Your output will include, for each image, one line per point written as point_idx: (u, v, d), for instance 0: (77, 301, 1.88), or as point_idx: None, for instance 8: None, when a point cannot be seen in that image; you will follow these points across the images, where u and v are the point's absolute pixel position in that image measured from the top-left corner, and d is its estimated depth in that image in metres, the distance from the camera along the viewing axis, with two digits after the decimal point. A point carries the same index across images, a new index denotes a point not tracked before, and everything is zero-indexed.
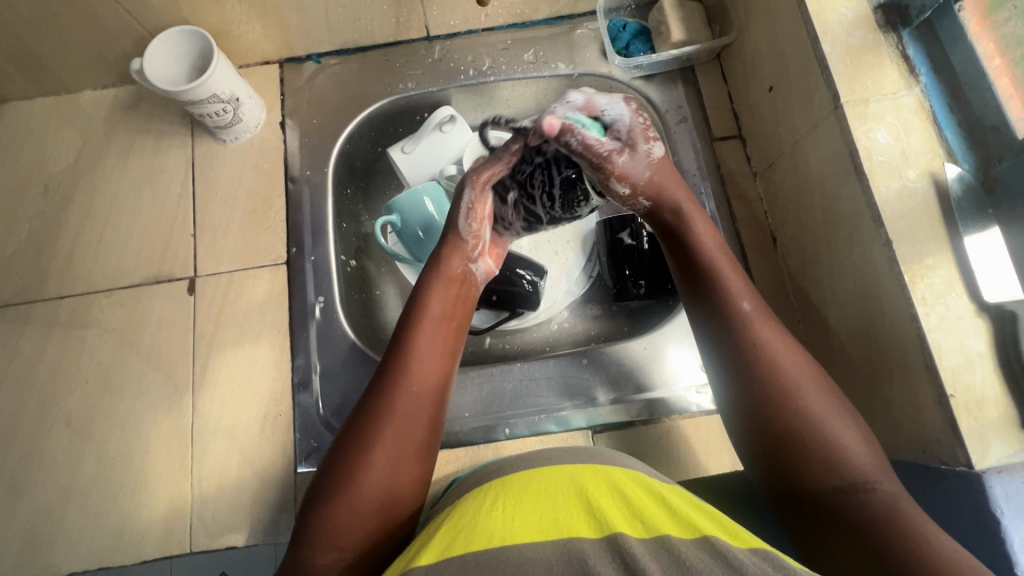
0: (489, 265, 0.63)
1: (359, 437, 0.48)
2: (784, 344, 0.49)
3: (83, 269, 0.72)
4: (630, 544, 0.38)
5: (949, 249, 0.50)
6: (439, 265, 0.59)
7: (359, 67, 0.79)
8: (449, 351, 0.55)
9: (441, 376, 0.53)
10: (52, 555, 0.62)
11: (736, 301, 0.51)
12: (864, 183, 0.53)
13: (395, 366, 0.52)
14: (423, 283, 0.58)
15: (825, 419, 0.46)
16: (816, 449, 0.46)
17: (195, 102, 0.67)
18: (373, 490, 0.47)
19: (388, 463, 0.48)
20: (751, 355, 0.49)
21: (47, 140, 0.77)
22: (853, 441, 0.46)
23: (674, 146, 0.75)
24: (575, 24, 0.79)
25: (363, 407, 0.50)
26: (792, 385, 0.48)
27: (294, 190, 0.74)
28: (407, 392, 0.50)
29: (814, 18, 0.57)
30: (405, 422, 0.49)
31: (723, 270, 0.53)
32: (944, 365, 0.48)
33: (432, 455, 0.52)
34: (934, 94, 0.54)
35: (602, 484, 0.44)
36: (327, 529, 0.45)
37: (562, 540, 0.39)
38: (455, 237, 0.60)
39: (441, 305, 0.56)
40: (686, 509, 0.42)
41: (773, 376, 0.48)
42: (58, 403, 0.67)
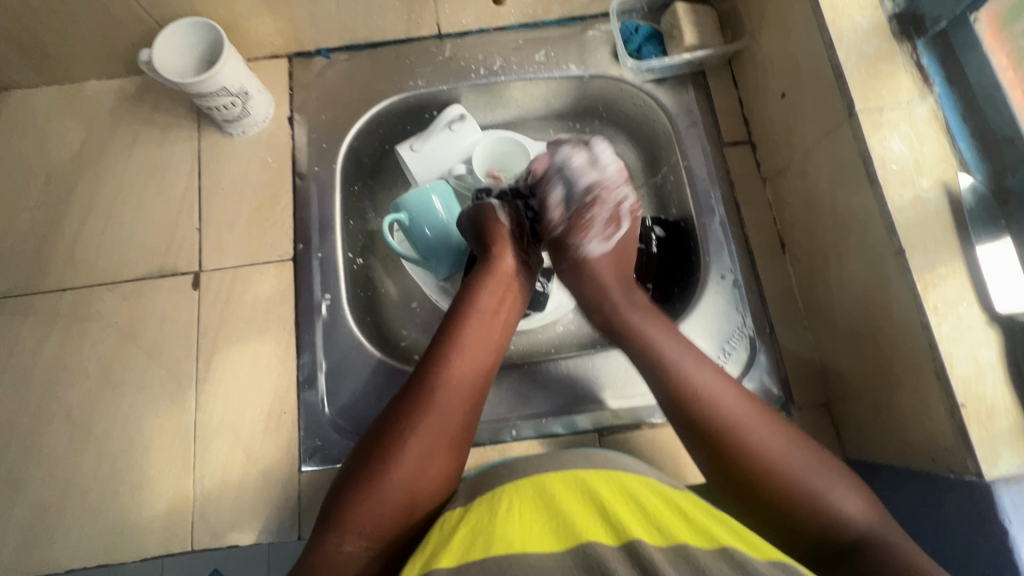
0: (538, 258, 0.66)
1: (400, 423, 0.50)
2: (746, 418, 0.50)
3: (85, 261, 0.71)
4: (647, 550, 0.39)
5: (962, 259, 0.50)
6: (487, 262, 0.62)
7: (369, 63, 0.78)
8: (494, 349, 0.57)
9: (485, 372, 0.55)
10: (50, 552, 0.61)
11: (688, 379, 0.53)
12: (878, 191, 0.53)
13: (441, 356, 0.54)
14: (472, 281, 0.61)
15: (812, 477, 0.48)
16: (807, 505, 0.47)
17: (204, 94, 0.67)
18: (406, 476, 0.48)
19: (424, 450, 0.49)
20: (719, 435, 0.50)
21: (50, 130, 0.76)
22: (844, 494, 0.47)
23: (685, 150, 0.75)
24: (587, 25, 0.79)
25: (406, 393, 0.52)
26: (763, 460, 0.48)
27: (302, 185, 0.74)
28: (450, 382, 0.52)
29: (829, 26, 0.57)
30: (446, 412, 0.51)
31: (667, 350, 0.55)
32: (955, 374, 0.48)
33: (465, 451, 0.53)
34: (948, 103, 0.54)
35: (617, 491, 0.44)
36: (357, 511, 0.46)
37: (580, 547, 0.39)
38: (504, 237, 0.63)
39: (489, 303, 0.59)
40: (702, 517, 0.42)
41: (740, 454, 0.49)
42: (59, 397, 0.66)
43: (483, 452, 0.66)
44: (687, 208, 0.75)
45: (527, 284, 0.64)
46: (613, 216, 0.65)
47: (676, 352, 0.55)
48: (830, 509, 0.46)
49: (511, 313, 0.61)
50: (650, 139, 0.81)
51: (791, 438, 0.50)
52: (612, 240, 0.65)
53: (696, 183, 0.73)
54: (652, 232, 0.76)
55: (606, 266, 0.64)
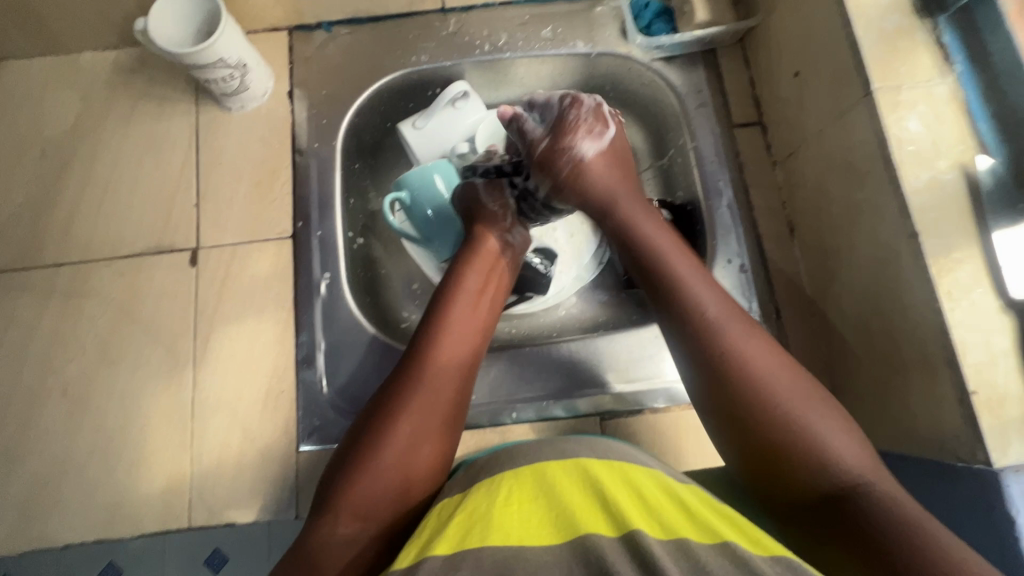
0: (524, 234, 0.64)
1: (387, 408, 0.49)
2: (759, 351, 0.48)
3: (81, 236, 0.70)
4: (649, 544, 0.37)
5: (978, 244, 0.48)
6: (472, 243, 0.61)
7: (370, 37, 0.76)
8: (483, 326, 0.56)
9: (471, 349, 0.54)
10: (48, 526, 0.61)
11: (702, 306, 0.51)
12: (893, 173, 0.52)
13: (426, 339, 0.53)
14: (458, 262, 0.59)
15: (808, 420, 0.45)
16: (807, 453, 0.44)
17: (202, 66, 0.65)
18: (395, 460, 0.47)
19: (412, 433, 0.48)
20: (718, 358, 0.48)
21: (45, 102, 0.74)
22: (840, 441, 0.45)
23: (693, 132, 0.73)
24: (595, 1, 0.76)
25: (392, 378, 0.51)
26: (763, 392, 0.47)
27: (302, 162, 0.72)
28: (435, 363, 0.51)
29: (847, 1, 0.55)
30: (434, 392, 0.50)
31: (682, 274, 0.53)
32: (966, 361, 0.47)
33: (457, 431, 0.52)
34: (969, 82, 0.52)
35: (618, 482, 0.43)
36: (348, 496, 0.45)
37: (579, 539, 0.38)
38: (487, 212, 0.63)
39: (476, 281, 0.58)
40: (705, 513, 0.41)
41: (743, 374, 0.47)
42: (55, 372, 0.66)
43: (483, 434, 0.65)
44: (694, 191, 0.73)
45: (517, 260, 0.63)
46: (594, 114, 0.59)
47: (690, 276, 0.53)
48: (824, 456, 0.44)
49: (498, 291, 0.60)
50: (657, 120, 0.79)
51: (795, 374, 0.48)
52: (602, 136, 0.59)
53: (704, 166, 0.72)
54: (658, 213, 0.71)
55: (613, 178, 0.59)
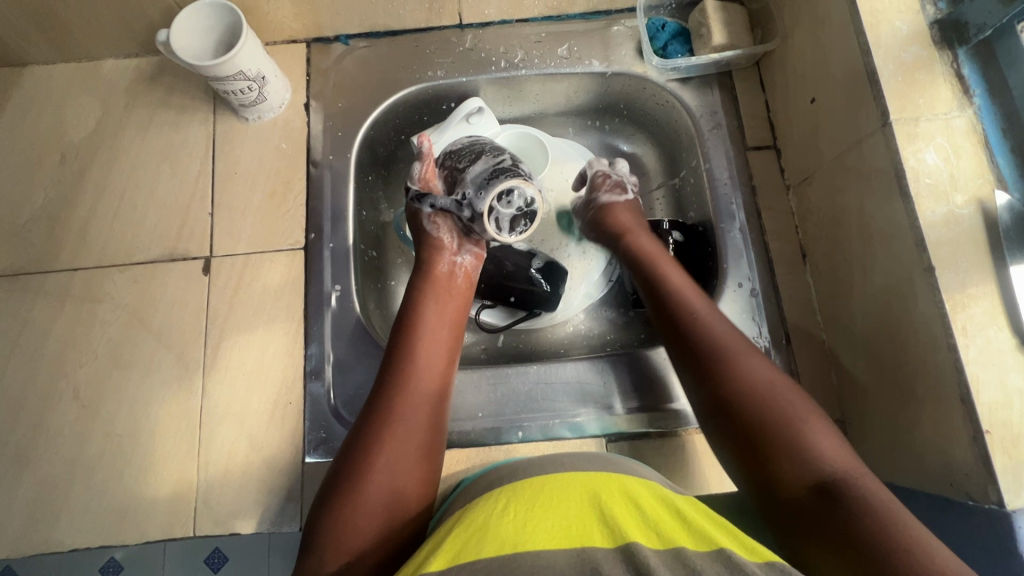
0: (475, 251, 0.65)
1: (359, 444, 0.50)
2: (751, 354, 0.53)
3: (97, 242, 0.71)
4: (644, 554, 0.37)
5: (995, 280, 0.48)
6: (423, 274, 0.62)
7: (387, 51, 0.77)
8: (445, 348, 0.57)
9: (439, 373, 0.55)
10: (55, 530, 0.62)
11: (705, 320, 0.56)
12: (909, 205, 0.51)
13: (393, 369, 0.54)
14: (420, 292, 0.60)
15: (796, 420, 0.48)
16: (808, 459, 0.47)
17: (221, 78, 0.66)
18: (378, 491, 0.47)
19: (390, 464, 0.49)
20: (722, 370, 0.52)
21: (66, 108, 0.75)
22: (838, 450, 0.47)
23: (707, 154, 0.73)
24: (612, 20, 0.77)
25: (362, 416, 0.52)
26: (763, 394, 0.50)
27: (316, 173, 0.73)
28: (405, 391, 0.53)
29: (866, 30, 0.55)
30: (407, 421, 0.51)
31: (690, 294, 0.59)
32: (980, 400, 0.47)
33: (433, 453, 0.52)
34: (989, 116, 0.52)
35: (616, 492, 0.44)
36: (334, 533, 0.46)
37: (576, 550, 0.38)
38: (430, 244, 0.63)
39: (434, 310, 0.59)
40: (701, 521, 0.41)
41: (749, 385, 0.51)
42: (67, 377, 0.66)
43: (489, 452, 0.65)
44: (706, 212, 0.73)
45: (472, 280, 0.64)
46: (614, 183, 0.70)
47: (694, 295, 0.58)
48: (808, 451, 0.47)
49: (460, 315, 0.61)
50: (671, 140, 0.79)
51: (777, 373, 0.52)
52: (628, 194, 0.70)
53: (716, 189, 0.72)
54: (669, 235, 0.72)
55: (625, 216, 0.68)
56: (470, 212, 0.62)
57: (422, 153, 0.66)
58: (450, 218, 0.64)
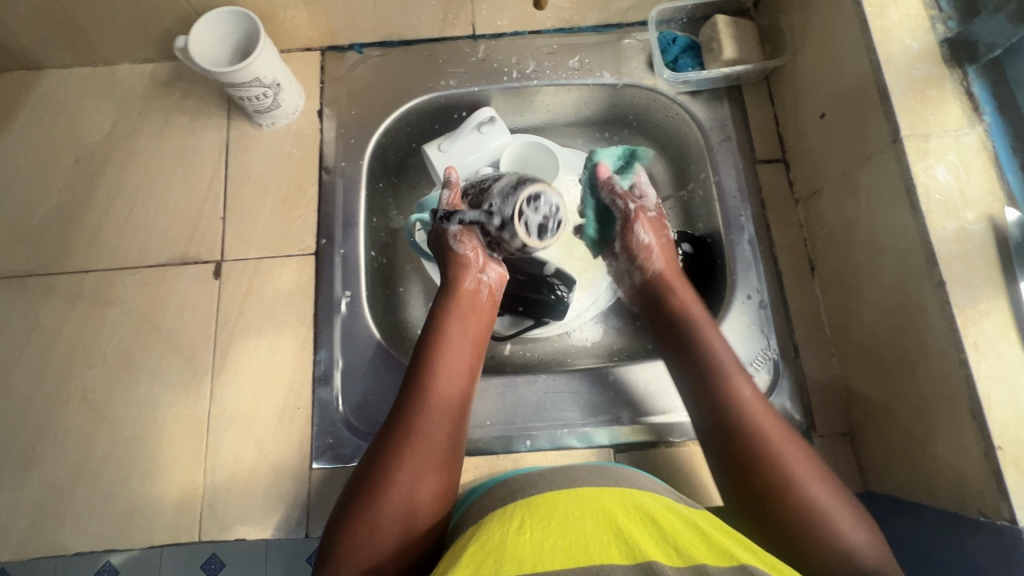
0: (500, 270, 0.64)
1: (379, 461, 0.50)
2: (770, 417, 0.53)
3: (109, 244, 0.71)
4: (664, 572, 0.37)
5: (1006, 295, 0.48)
6: (448, 290, 0.62)
7: (400, 60, 0.78)
8: (467, 366, 0.57)
9: (459, 389, 0.55)
10: (60, 533, 0.61)
11: (723, 364, 0.56)
12: (920, 220, 0.52)
13: (413, 389, 0.54)
14: (444, 305, 0.61)
15: (806, 476, 0.49)
16: (812, 521, 0.47)
17: (237, 84, 0.66)
18: (395, 506, 0.47)
19: (409, 480, 0.48)
20: (741, 426, 0.52)
21: (81, 111, 0.76)
22: (839, 510, 0.48)
23: (716, 166, 0.73)
24: (623, 33, 0.78)
25: (382, 434, 0.52)
26: (772, 449, 0.50)
27: (328, 180, 0.73)
28: (427, 407, 0.53)
29: (877, 48, 0.56)
30: (428, 438, 0.51)
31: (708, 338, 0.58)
32: (992, 415, 0.47)
33: (453, 467, 0.52)
34: (1000, 134, 0.53)
35: (631, 509, 0.44)
36: (350, 548, 0.46)
37: (594, 568, 0.38)
38: (455, 258, 0.62)
39: (456, 327, 0.59)
40: (716, 535, 0.42)
41: (765, 440, 0.51)
42: (75, 378, 0.66)
43: (496, 461, 0.65)
44: (715, 224, 0.74)
45: (496, 298, 0.64)
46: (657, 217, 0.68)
47: (711, 340, 0.58)
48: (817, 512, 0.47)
49: (483, 331, 0.61)
50: (680, 152, 0.79)
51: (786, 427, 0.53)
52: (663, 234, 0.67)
53: (726, 202, 0.72)
54: (679, 247, 0.73)
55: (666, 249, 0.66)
56: (498, 221, 0.60)
57: (448, 182, 0.66)
58: (475, 235, 0.63)
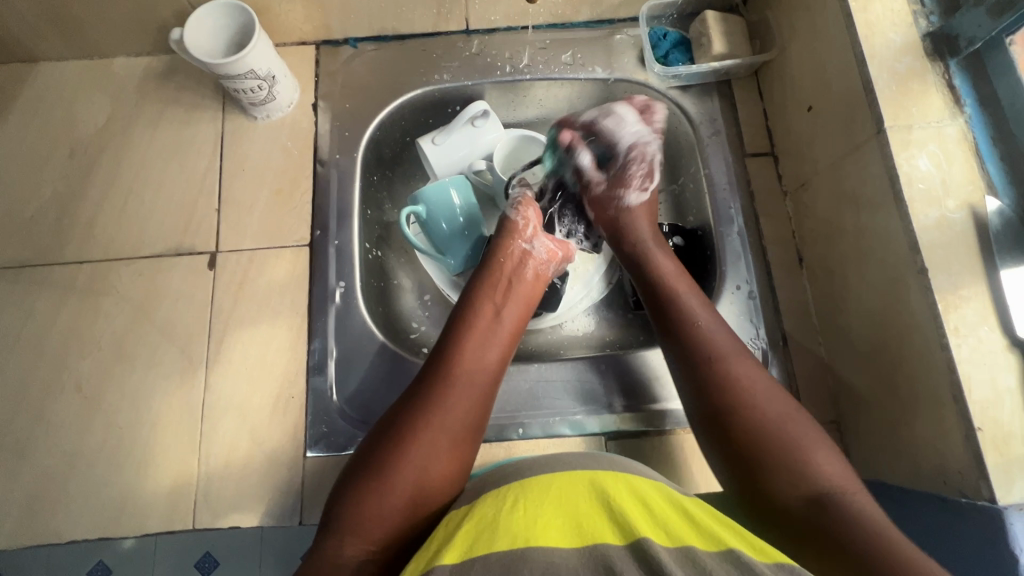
0: (548, 245, 0.65)
1: (399, 425, 0.50)
2: (738, 358, 0.54)
3: (103, 236, 0.71)
4: (656, 550, 0.38)
5: (986, 282, 0.49)
6: (491, 258, 0.62)
7: (395, 55, 0.78)
8: (500, 338, 0.57)
9: (488, 365, 0.55)
10: (53, 522, 0.61)
11: (692, 319, 0.57)
12: (903, 209, 0.53)
13: (442, 356, 0.54)
14: (484, 275, 0.61)
15: (801, 427, 0.50)
16: (789, 469, 0.48)
17: (232, 76, 0.67)
18: (408, 479, 0.47)
19: (427, 453, 0.49)
20: (718, 373, 0.53)
21: (76, 104, 0.76)
22: (824, 461, 0.48)
23: (706, 160, 0.75)
24: (615, 29, 0.79)
25: (408, 395, 0.53)
26: (744, 395, 0.52)
27: (323, 172, 0.74)
28: (453, 378, 0.53)
29: (861, 41, 0.57)
30: (453, 411, 0.51)
31: (684, 300, 0.59)
32: (972, 398, 0.48)
33: (472, 442, 0.52)
34: (980, 126, 0.54)
35: (624, 491, 0.44)
36: (360, 515, 0.46)
37: (587, 548, 0.38)
38: (508, 226, 0.65)
39: (491, 298, 0.59)
40: (708, 520, 0.42)
41: (730, 388, 0.52)
42: (69, 368, 0.66)
43: (489, 449, 0.66)
44: (705, 216, 0.75)
45: (541, 272, 0.64)
46: (646, 168, 0.71)
47: (684, 293, 0.60)
48: (807, 468, 0.47)
49: (520, 305, 0.60)
50: (671, 146, 0.80)
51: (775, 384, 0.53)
52: (648, 191, 0.70)
53: (716, 194, 0.73)
54: (670, 239, 0.74)
55: (642, 214, 0.69)
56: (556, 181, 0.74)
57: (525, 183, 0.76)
58: (531, 207, 0.66)
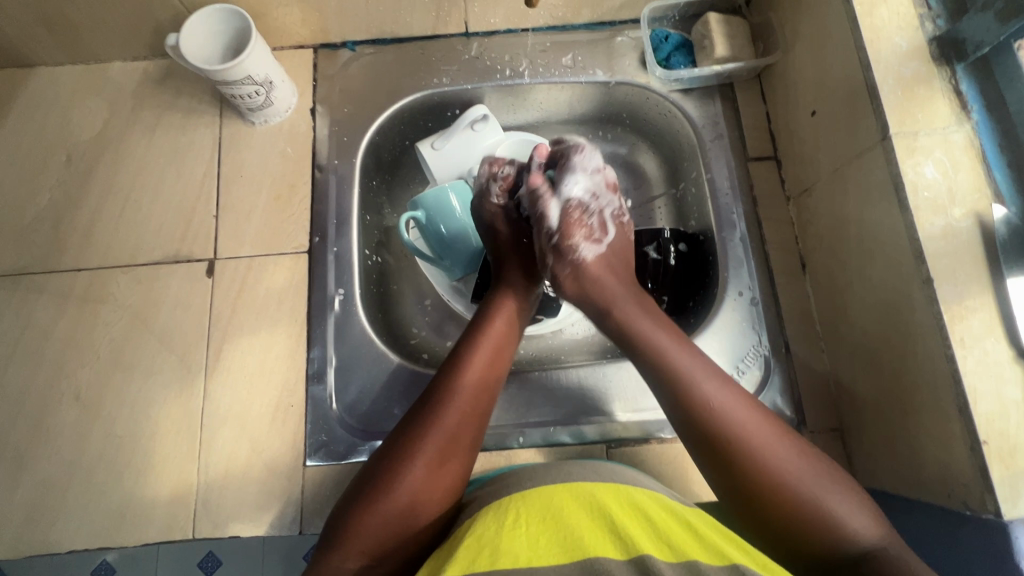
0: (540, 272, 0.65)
1: (399, 449, 0.49)
2: (736, 402, 0.50)
3: (101, 243, 0.71)
4: (659, 568, 0.37)
5: (992, 292, 0.49)
6: (503, 289, 0.62)
7: (393, 58, 0.78)
8: (497, 366, 0.56)
9: (491, 393, 0.54)
10: (52, 531, 0.61)
11: (695, 385, 0.51)
12: (907, 217, 0.52)
13: (439, 382, 0.53)
14: (491, 302, 0.60)
15: (795, 474, 0.47)
16: (819, 522, 0.46)
17: (229, 82, 0.66)
18: (407, 498, 0.47)
19: (425, 479, 0.48)
20: (712, 426, 0.49)
21: (72, 109, 0.76)
22: (848, 512, 0.46)
23: (708, 164, 0.74)
24: (616, 31, 0.78)
25: (408, 419, 0.52)
26: (750, 448, 0.48)
27: (321, 177, 0.73)
28: (453, 404, 0.51)
29: (867, 45, 0.56)
30: (450, 436, 0.50)
31: (660, 341, 0.54)
32: (978, 411, 0.47)
33: (467, 470, 0.51)
34: (987, 131, 0.53)
35: (625, 505, 0.43)
36: (356, 532, 0.46)
37: (589, 562, 0.38)
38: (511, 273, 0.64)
39: (495, 328, 0.58)
40: (709, 532, 0.41)
41: (732, 440, 0.49)
42: (68, 377, 0.66)
43: (490, 457, 0.65)
44: (707, 221, 0.74)
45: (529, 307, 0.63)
46: (598, 223, 0.63)
47: (679, 354, 0.53)
48: (834, 520, 0.46)
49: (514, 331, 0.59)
50: (673, 149, 0.80)
51: (797, 448, 0.49)
52: (601, 243, 0.62)
53: (718, 198, 0.72)
54: (672, 245, 0.73)
55: (600, 271, 0.60)
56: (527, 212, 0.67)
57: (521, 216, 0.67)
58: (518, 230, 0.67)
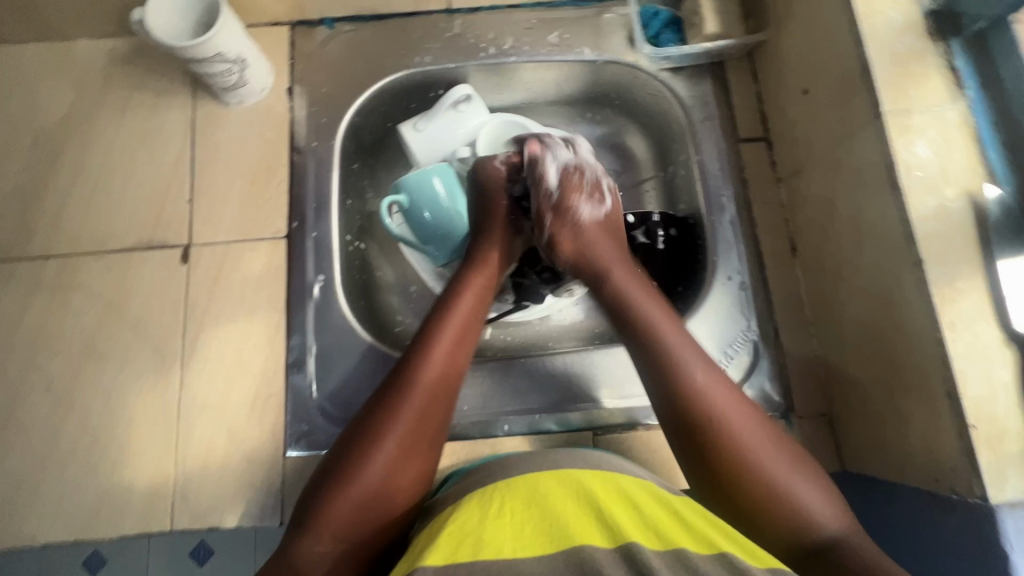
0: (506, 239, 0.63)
1: (367, 429, 0.48)
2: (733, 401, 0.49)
3: (70, 229, 0.68)
4: (645, 554, 0.37)
5: (983, 274, 0.48)
6: (472, 265, 0.60)
7: (373, 35, 0.75)
8: (467, 342, 0.55)
9: (456, 371, 0.53)
10: (27, 524, 0.60)
11: (690, 372, 0.51)
12: (898, 198, 0.51)
13: (409, 361, 0.52)
14: (455, 280, 0.59)
15: (769, 461, 0.47)
16: (789, 515, 0.45)
17: (199, 60, 0.63)
18: (375, 481, 0.46)
19: (394, 460, 0.47)
20: (698, 410, 0.49)
21: (37, 89, 0.73)
22: (812, 496, 0.46)
23: (696, 146, 0.72)
24: (603, 8, 0.75)
25: (376, 399, 0.50)
26: (734, 438, 0.47)
27: (299, 160, 0.71)
28: (422, 383, 0.51)
29: (860, 20, 0.54)
30: (419, 415, 0.49)
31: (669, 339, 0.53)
32: (967, 395, 0.46)
33: (438, 451, 0.51)
34: (981, 109, 0.51)
35: (613, 493, 0.42)
36: (325, 516, 0.44)
37: (574, 550, 0.37)
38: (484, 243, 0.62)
39: (466, 306, 0.57)
40: (697, 519, 0.40)
41: (717, 421, 0.48)
42: (39, 367, 0.64)
43: (474, 446, 0.64)
44: (697, 204, 0.72)
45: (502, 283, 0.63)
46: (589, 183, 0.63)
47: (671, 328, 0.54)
48: (798, 507, 0.45)
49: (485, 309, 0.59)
50: (662, 131, 0.78)
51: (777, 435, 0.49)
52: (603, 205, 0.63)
53: (707, 180, 0.71)
54: (660, 229, 0.71)
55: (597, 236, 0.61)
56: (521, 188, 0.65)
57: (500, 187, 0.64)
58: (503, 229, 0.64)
